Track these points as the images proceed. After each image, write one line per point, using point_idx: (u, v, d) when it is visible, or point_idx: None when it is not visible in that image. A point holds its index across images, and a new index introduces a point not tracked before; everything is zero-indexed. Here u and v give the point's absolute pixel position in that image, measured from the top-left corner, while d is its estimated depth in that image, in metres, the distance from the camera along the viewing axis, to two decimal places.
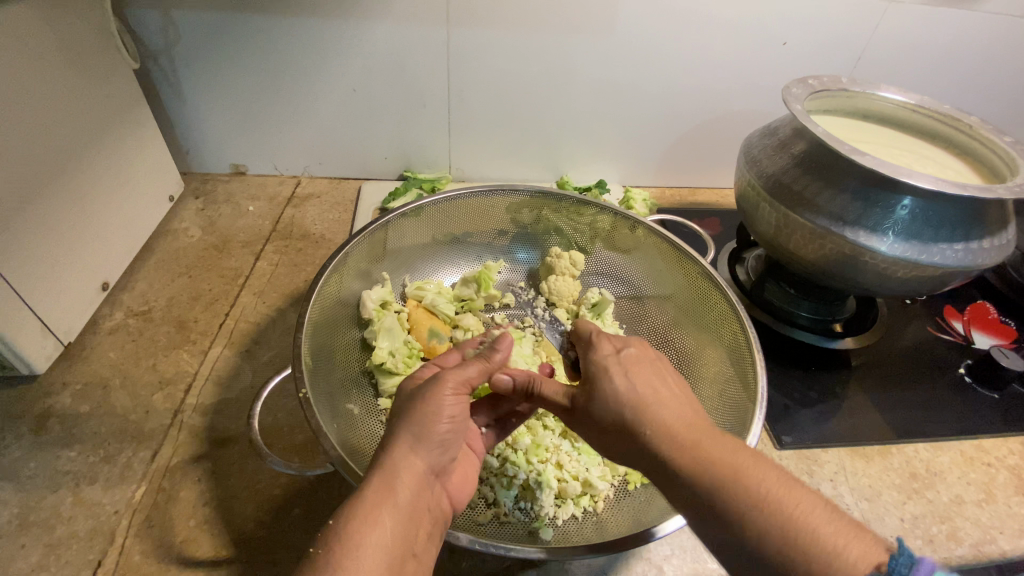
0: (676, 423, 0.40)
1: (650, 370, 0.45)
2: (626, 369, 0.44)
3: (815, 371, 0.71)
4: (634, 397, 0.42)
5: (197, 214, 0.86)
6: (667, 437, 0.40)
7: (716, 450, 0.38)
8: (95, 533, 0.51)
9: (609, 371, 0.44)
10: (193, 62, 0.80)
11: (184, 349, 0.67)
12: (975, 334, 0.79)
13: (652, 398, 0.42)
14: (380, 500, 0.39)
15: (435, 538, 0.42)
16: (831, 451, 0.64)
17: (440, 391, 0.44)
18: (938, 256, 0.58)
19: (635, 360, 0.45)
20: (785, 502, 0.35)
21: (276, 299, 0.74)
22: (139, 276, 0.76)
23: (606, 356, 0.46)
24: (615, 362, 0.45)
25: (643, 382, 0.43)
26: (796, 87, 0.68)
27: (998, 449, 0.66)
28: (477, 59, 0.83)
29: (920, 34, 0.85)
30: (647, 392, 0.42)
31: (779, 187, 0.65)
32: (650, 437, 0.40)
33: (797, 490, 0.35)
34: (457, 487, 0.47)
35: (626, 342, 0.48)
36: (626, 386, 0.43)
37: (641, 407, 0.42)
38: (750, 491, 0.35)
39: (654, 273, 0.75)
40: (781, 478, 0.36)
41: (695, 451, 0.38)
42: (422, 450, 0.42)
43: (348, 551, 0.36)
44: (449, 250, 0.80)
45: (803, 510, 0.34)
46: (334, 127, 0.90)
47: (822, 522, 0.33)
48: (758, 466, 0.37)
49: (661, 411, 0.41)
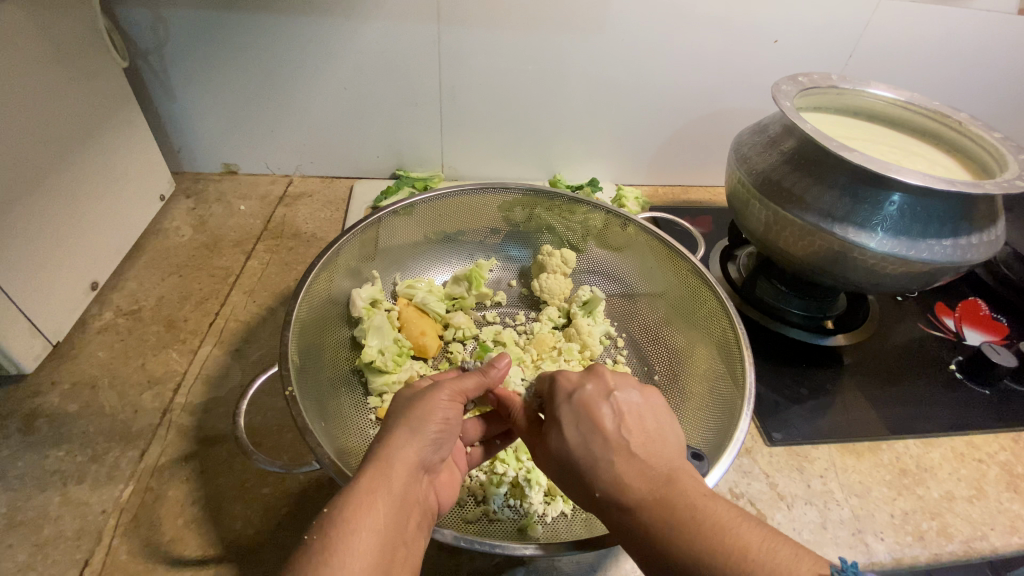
0: (624, 478, 0.40)
1: (605, 413, 0.43)
2: (577, 419, 0.43)
3: (806, 368, 0.71)
4: (584, 454, 0.41)
5: (188, 213, 0.86)
6: (614, 498, 0.40)
7: (662, 502, 0.38)
8: (82, 533, 0.50)
9: (562, 422, 0.43)
10: (183, 60, 0.80)
11: (174, 348, 0.67)
12: (966, 330, 0.79)
13: (601, 453, 0.41)
14: (375, 488, 0.39)
15: (424, 532, 0.42)
16: (822, 447, 0.64)
17: (436, 395, 0.45)
18: (927, 252, 0.58)
19: (586, 404, 0.43)
20: (727, 546, 0.34)
21: (266, 298, 0.74)
22: (129, 275, 0.76)
23: (560, 406, 0.44)
24: (567, 412, 0.43)
25: (594, 432, 0.42)
26: (786, 84, 0.68)
27: (989, 446, 0.66)
28: (469, 57, 0.83)
29: (911, 32, 0.85)
30: (597, 443, 0.41)
31: (769, 184, 0.66)
32: (602, 498, 0.40)
33: (736, 529, 0.35)
34: (444, 489, 0.46)
35: (582, 380, 0.45)
36: (577, 440, 0.42)
37: (591, 464, 0.41)
38: (691, 545, 0.35)
39: (646, 270, 0.75)
40: (725, 516, 0.36)
41: (642, 510, 0.38)
42: (417, 443, 0.42)
43: (342, 536, 0.35)
44: (441, 249, 0.79)
45: (741, 553, 0.34)
46: (326, 126, 0.90)
47: (762, 563, 0.33)
48: (703, 511, 0.36)
49: (610, 466, 0.40)
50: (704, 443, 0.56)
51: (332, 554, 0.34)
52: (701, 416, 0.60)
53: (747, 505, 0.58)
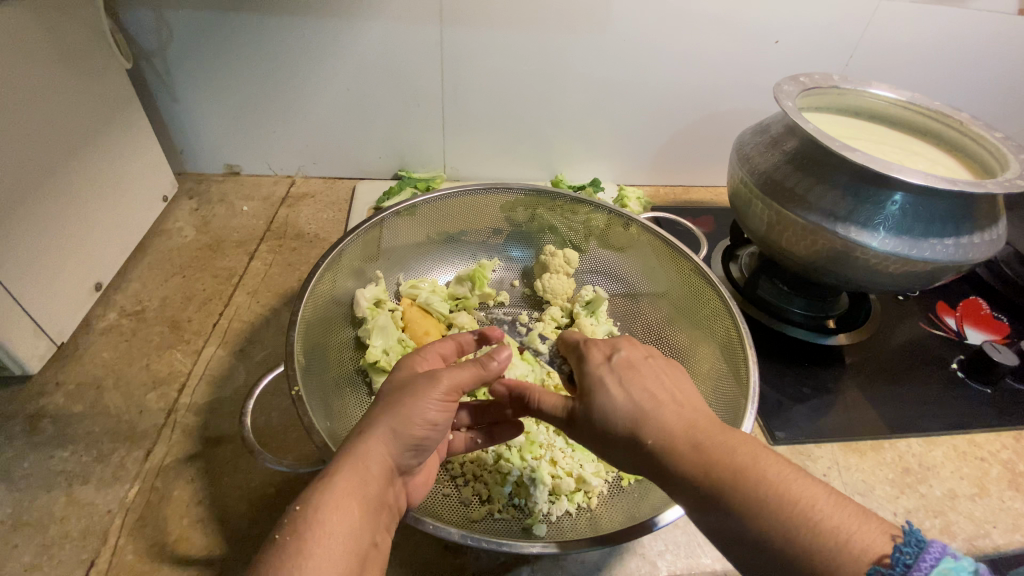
0: (677, 428, 0.40)
1: (646, 375, 0.43)
2: (619, 377, 0.43)
3: (808, 367, 0.71)
4: (632, 405, 0.41)
5: (191, 214, 0.86)
6: (668, 448, 0.39)
7: (719, 451, 0.38)
8: (88, 533, 0.51)
9: (604, 380, 0.43)
10: (186, 62, 0.80)
11: (178, 349, 0.67)
12: (967, 329, 0.79)
13: (650, 405, 0.41)
14: (352, 489, 0.39)
15: (392, 530, 0.43)
16: (824, 446, 0.64)
17: (430, 393, 0.43)
18: (929, 251, 0.59)
19: (627, 365, 0.44)
20: (791, 497, 0.35)
21: (270, 299, 0.74)
22: (133, 276, 0.76)
23: (598, 365, 0.44)
24: (609, 370, 0.44)
25: (639, 386, 0.42)
26: (787, 84, 0.68)
27: (991, 444, 0.66)
28: (471, 59, 0.83)
29: (912, 32, 0.85)
30: (644, 396, 0.42)
31: (770, 184, 0.66)
32: (653, 446, 0.40)
33: (798, 480, 0.36)
34: (416, 489, 0.47)
35: (615, 347, 0.46)
36: (622, 395, 0.42)
37: (640, 414, 0.41)
38: (756, 490, 0.35)
39: (648, 270, 0.76)
40: (785, 471, 0.36)
41: (698, 457, 0.38)
42: (394, 447, 0.42)
43: (316, 539, 0.36)
44: (444, 249, 0.80)
45: (807, 502, 0.34)
46: (328, 127, 0.90)
47: (826, 516, 0.34)
48: (762, 461, 0.37)
49: (661, 417, 0.40)
50: None
51: (305, 557, 0.35)
52: None
53: None
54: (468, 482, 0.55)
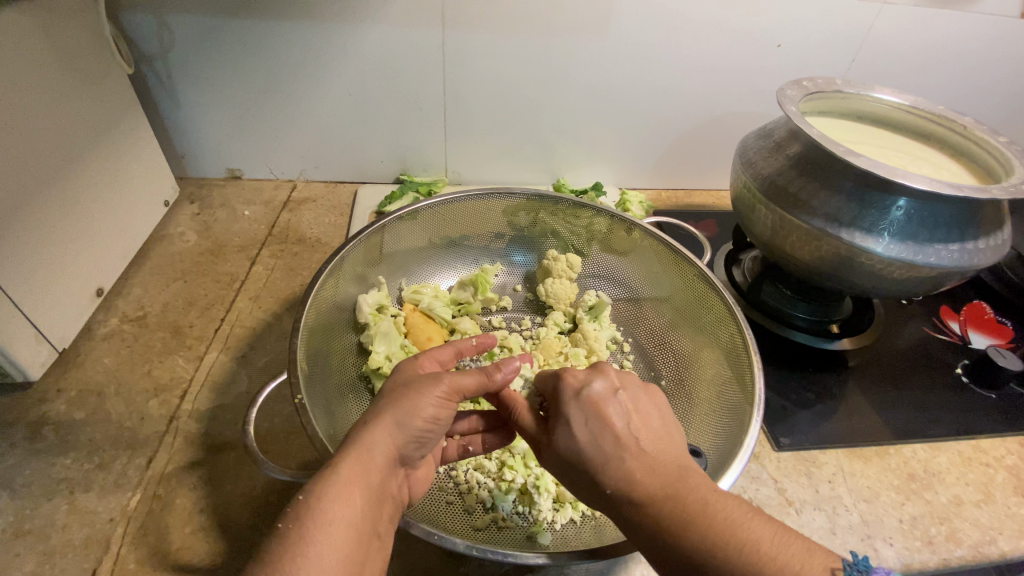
0: (635, 475, 0.39)
1: (615, 413, 0.42)
2: (587, 416, 0.42)
3: (812, 373, 0.71)
4: (596, 451, 0.40)
5: (193, 219, 0.86)
6: (625, 495, 0.39)
7: (676, 495, 0.38)
8: (90, 541, 0.50)
9: (571, 418, 0.42)
10: (188, 66, 0.80)
11: (180, 355, 0.67)
12: (971, 334, 0.79)
13: (614, 449, 0.40)
14: (355, 478, 0.39)
15: (395, 521, 0.43)
16: (829, 452, 0.64)
17: (431, 390, 0.44)
18: (934, 257, 0.58)
19: (597, 403, 0.42)
20: (740, 539, 0.35)
21: (272, 304, 0.74)
22: (134, 282, 0.76)
23: (569, 405, 0.43)
24: (578, 409, 0.42)
25: (605, 429, 0.41)
26: (790, 89, 0.68)
27: (996, 450, 0.66)
28: (472, 62, 0.83)
29: (914, 35, 0.85)
30: (609, 440, 0.40)
31: (775, 188, 0.65)
32: (614, 493, 0.39)
33: (747, 522, 0.36)
34: (419, 483, 0.47)
35: (591, 378, 0.44)
36: (587, 437, 0.41)
37: (603, 460, 0.40)
38: (707, 534, 0.35)
39: (651, 274, 0.75)
40: (736, 513, 0.37)
41: (656, 500, 0.38)
42: (398, 438, 0.42)
43: (319, 526, 0.36)
44: (446, 254, 0.79)
45: (757, 543, 0.35)
46: (330, 131, 0.90)
47: (773, 558, 0.34)
48: (714, 508, 0.37)
49: (622, 463, 0.40)
50: (713, 449, 0.56)
51: (307, 545, 0.35)
52: (710, 421, 0.60)
53: None
54: (471, 489, 0.55)
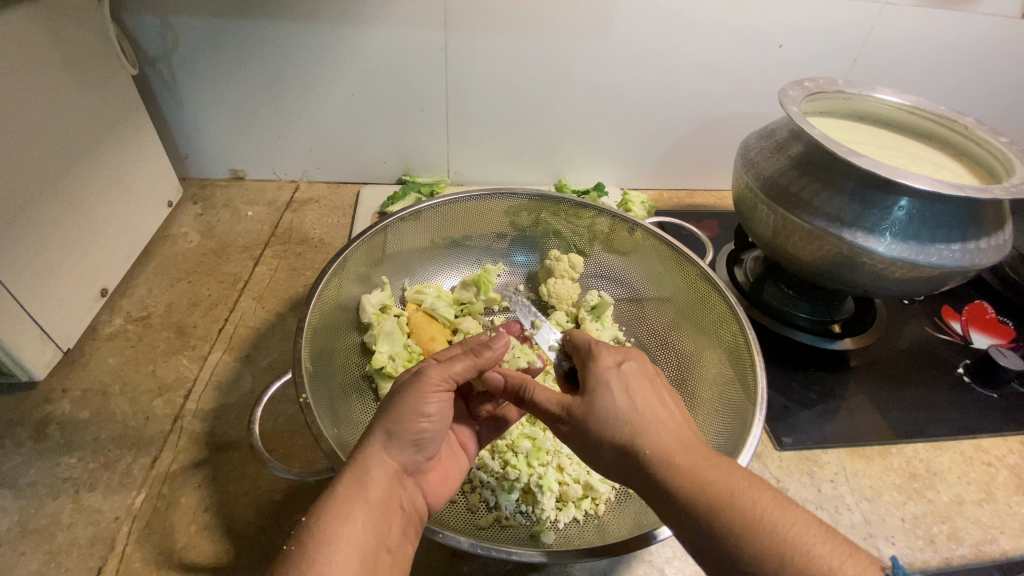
0: (674, 443, 0.40)
1: (649, 387, 0.44)
2: (626, 386, 0.43)
3: (814, 373, 0.71)
4: (634, 414, 0.41)
5: (196, 219, 0.87)
6: (664, 460, 0.39)
7: (716, 472, 0.38)
8: (95, 540, 0.51)
9: (610, 386, 0.43)
10: (191, 68, 0.80)
11: (184, 355, 0.67)
12: (972, 333, 0.79)
13: (653, 417, 0.41)
14: (355, 495, 0.40)
15: (410, 534, 0.43)
16: (831, 451, 0.64)
17: (420, 391, 0.44)
18: (936, 256, 0.59)
19: (636, 375, 0.44)
20: (778, 530, 0.35)
21: (275, 304, 0.74)
22: (138, 282, 0.76)
23: (607, 373, 0.44)
24: (617, 376, 0.44)
25: (642, 396, 0.43)
26: (792, 89, 0.68)
27: (998, 449, 0.66)
28: (475, 64, 0.83)
29: (916, 36, 0.85)
30: (647, 407, 0.42)
31: (776, 189, 0.66)
32: (648, 456, 0.40)
33: (790, 512, 0.36)
34: (434, 489, 0.47)
35: (625, 356, 0.46)
36: (626, 404, 0.42)
37: (641, 427, 0.41)
38: (747, 514, 0.36)
39: (653, 275, 0.76)
40: (776, 499, 0.37)
41: (692, 474, 0.38)
42: (395, 448, 0.43)
43: (322, 544, 0.37)
44: (449, 254, 0.80)
45: (797, 531, 0.35)
46: (333, 132, 0.90)
47: (819, 544, 0.34)
48: (756, 487, 0.37)
49: (660, 432, 0.41)
50: (715, 449, 0.57)
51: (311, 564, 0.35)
52: (712, 420, 0.60)
53: None
54: (473, 489, 0.55)
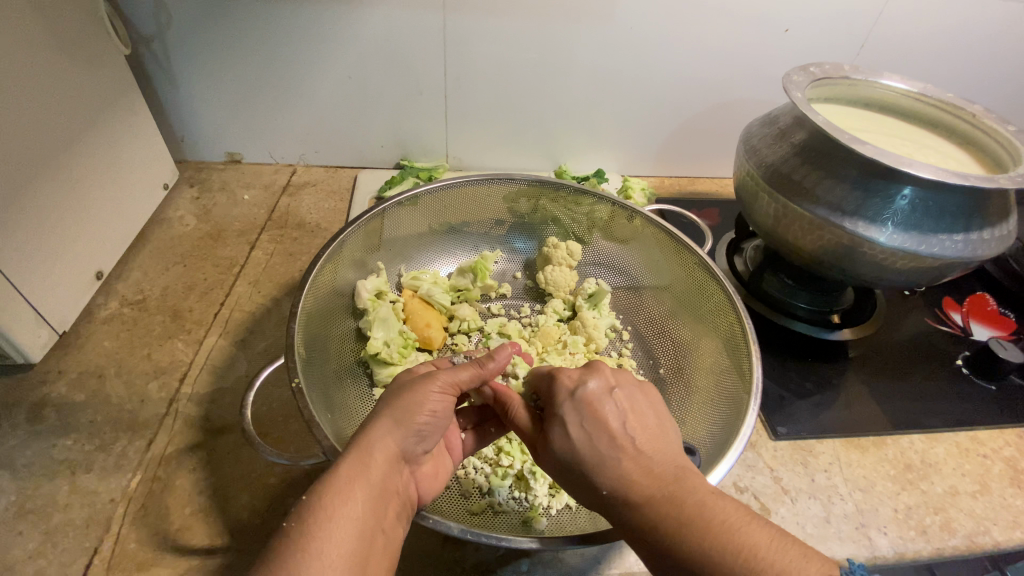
0: (632, 475, 0.40)
1: (607, 412, 0.43)
2: (580, 419, 0.43)
3: (812, 363, 0.71)
4: (590, 452, 0.42)
5: (192, 203, 0.86)
6: (622, 495, 0.40)
7: (669, 500, 0.39)
8: (91, 521, 0.51)
9: (564, 422, 0.43)
10: (186, 47, 0.79)
11: (179, 338, 0.66)
12: (973, 325, 0.79)
13: (610, 451, 0.41)
14: (359, 474, 0.40)
15: (403, 521, 0.43)
16: (826, 442, 0.64)
17: (428, 385, 0.45)
18: (938, 247, 0.58)
19: (592, 402, 0.43)
20: (728, 554, 0.35)
21: (271, 289, 0.73)
22: (134, 265, 0.75)
23: (561, 406, 0.44)
24: (571, 411, 0.44)
25: (599, 429, 0.42)
26: (797, 75, 0.67)
27: (994, 441, 0.66)
28: (473, 47, 0.82)
29: (925, 21, 0.83)
30: (604, 442, 0.42)
31: (778, 177, 0.65)
32: (609, 495, 0.41)
33: (742, 530, 0.36)
34: (426, 480, 0.46)
35: (582, 378, 0.45)
36: (582, 441, 0.42)
37: (599, 464, 0.41)
38: (696, 545, 0.36)
39: (652, 263, 0.75)
40: (734, 516, 0.37)
41: (650, 505, 0.39)
42: (399, 434, 0.43)
43: (323, 522, 0.37)
44: (446, 240, 0.79)
45: (748, 555, 0.35)
46: (330, 115, 0.89)
47: (769, 563, 0.35)
48: (709, 512, 0.38)
49: (620, 467, 0.41)
50: (709, 438, 0.56)
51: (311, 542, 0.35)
52: (708, 410, 0.60)
53: (751, 500, 0.58)
54: (467, 475, 0.55)
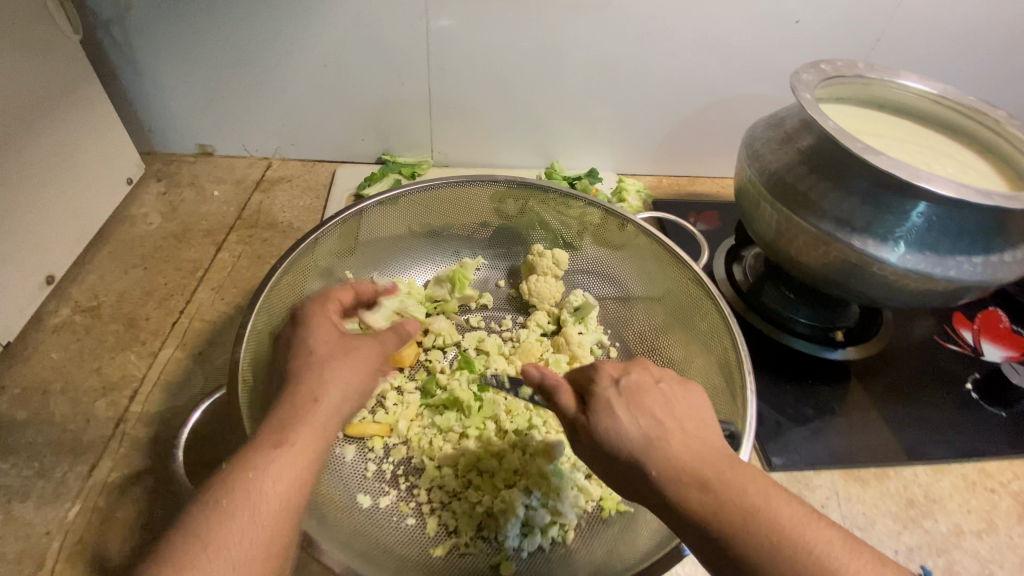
0: (684, 460, 0.37)
1: (655, 399, 0.40)
2: (628, 404, 0.39)
3: (812, 386, 0.66)
4: (639, 437, 0.38)
5: (158, 199, 0.81)
6: (677, 480, 0.36)
7: (728, 487, 0.35)
8: (24, 556, 0.47)
9: (612, 406, 0.39)
10: (149, 32, 0.73)
11: (133, 350, 0.62)
12: (984, 344, 0.74)
13: (661, 435, 0.38)
14: (303, 431, 0.38)
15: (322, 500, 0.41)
16: (824, 474, 0.59)
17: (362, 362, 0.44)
18: (954, 269, 0.53)
19: (637, 390, 0.40)
20: (797, 548, 0.33)
21: (235, 296, 0.68)
22: (90, 267, 0.70)
23: (607, 391, 0.40)
24: (617, 397, 0.40)
25: (648, 414, 0.39)
26: (806, 73, 0.62)
27: (1003, 474, 0.62)
28: (458, 35, 0.76)
29: (946, 15, 0.77)
30: (653, 426, 0.38)
31: (782, 186, 0.59)
32: (660, 480, 0.37)
33: (810, 529, 0.34)
34: None
35: (625, 370, 0.43)
36: (631, 425, 0.38)
37: (649, 449, 0.37)
38: (764, 536, 0.34)
39: (644, 274, 0.70)
40: (799, 514, 0.35)
41: (708, 492, 0.35)
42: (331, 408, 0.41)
43: (246, 484, 0.35)
44: (426, 244, 0.74)
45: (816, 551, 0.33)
46: (307, 106, 0.84)
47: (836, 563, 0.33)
48: (772, 505, 0.35)
49: (672, 452, 0.37)
50: None
51: (243, 489, 0.35)
52: None
53: None
54: (433, 512, 0.50)
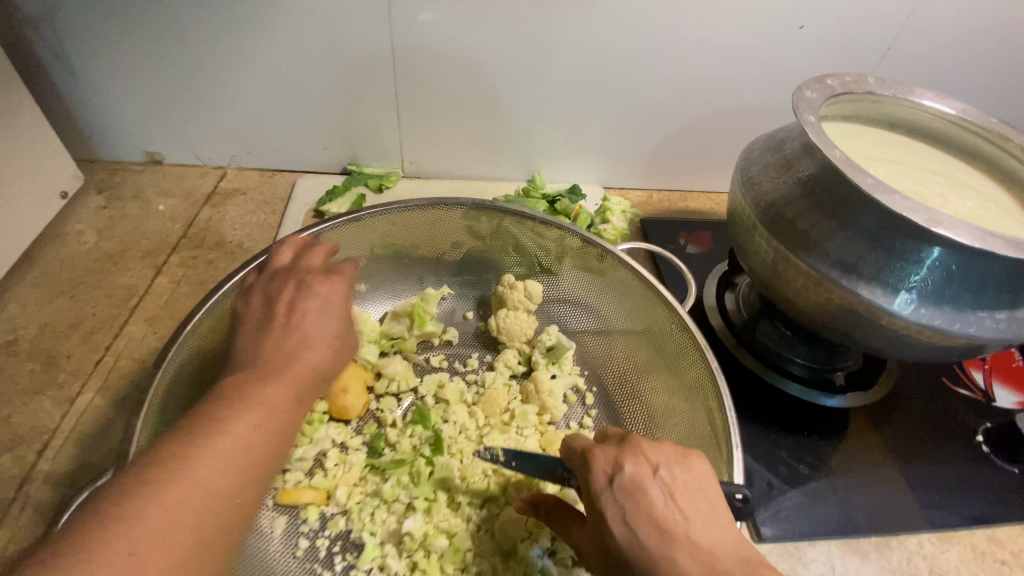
0: None
1: (656, 497, 0.34)
2: (624, 511, 0.34)
3: (808, 439, 0.60)
4: (638, 553, 0.33)
5: (96, 214, 0.73)
6: None
7: None
8: None
9: (607, 515, 0.35)
10: (81, 30, 0.66)
11: (48, 395, 0.55)
12: (996, 388, 0.67)
13: (660, 552, 0.32)
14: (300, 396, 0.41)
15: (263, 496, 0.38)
16: (818, 544, 0.53)
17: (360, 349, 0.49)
18: (973, 326, 0.46)
19: (633, 491, 0.35)
20: None
21: (170, 330, 0.62)
22: (11, 295, 0.63)
23: (601, 497, 0.35)
24: (611, 501, 0.35)
25: (645, 522, 0.33)
26: (810, 89, 0.54)
27: (1016, 542, 0.56)
28: (426, 36, 0.69)
29: (966, 22, 0.70)
30: (653, 536, 0.33)
31: (780, 221, 0.53)
32: None
33: None
34: None
35: (621, 457, 0.37)
36: (628, 539, 0.34)
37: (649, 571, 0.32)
38: None
39: (626, 308, 0.63)
40: None
41: None
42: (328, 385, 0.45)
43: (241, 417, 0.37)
44: (387, 271, 0.67)
45: None
46: (262, 112, 0.76)
47: None
48: None
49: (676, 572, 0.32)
50: None
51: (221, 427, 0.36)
52: None
53: None
54: None
